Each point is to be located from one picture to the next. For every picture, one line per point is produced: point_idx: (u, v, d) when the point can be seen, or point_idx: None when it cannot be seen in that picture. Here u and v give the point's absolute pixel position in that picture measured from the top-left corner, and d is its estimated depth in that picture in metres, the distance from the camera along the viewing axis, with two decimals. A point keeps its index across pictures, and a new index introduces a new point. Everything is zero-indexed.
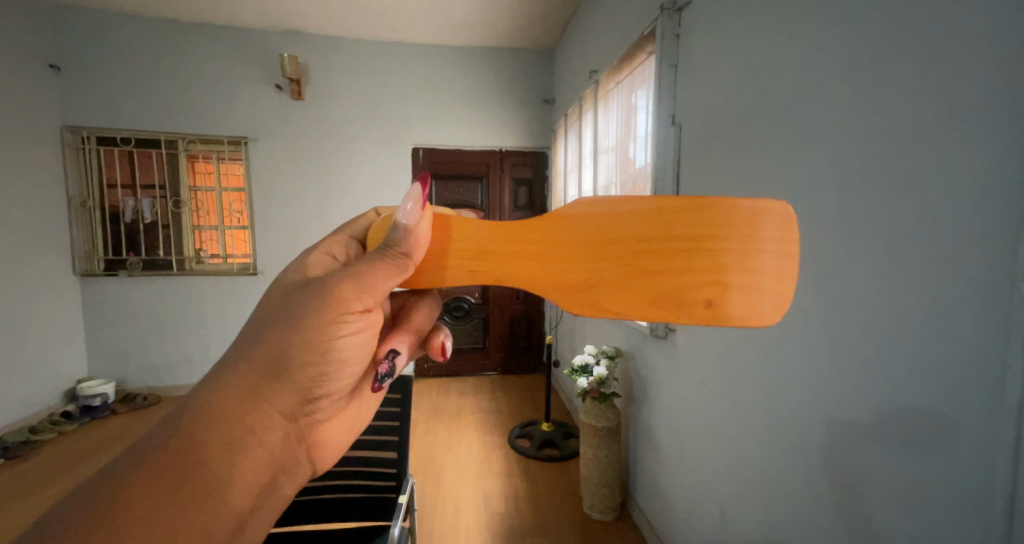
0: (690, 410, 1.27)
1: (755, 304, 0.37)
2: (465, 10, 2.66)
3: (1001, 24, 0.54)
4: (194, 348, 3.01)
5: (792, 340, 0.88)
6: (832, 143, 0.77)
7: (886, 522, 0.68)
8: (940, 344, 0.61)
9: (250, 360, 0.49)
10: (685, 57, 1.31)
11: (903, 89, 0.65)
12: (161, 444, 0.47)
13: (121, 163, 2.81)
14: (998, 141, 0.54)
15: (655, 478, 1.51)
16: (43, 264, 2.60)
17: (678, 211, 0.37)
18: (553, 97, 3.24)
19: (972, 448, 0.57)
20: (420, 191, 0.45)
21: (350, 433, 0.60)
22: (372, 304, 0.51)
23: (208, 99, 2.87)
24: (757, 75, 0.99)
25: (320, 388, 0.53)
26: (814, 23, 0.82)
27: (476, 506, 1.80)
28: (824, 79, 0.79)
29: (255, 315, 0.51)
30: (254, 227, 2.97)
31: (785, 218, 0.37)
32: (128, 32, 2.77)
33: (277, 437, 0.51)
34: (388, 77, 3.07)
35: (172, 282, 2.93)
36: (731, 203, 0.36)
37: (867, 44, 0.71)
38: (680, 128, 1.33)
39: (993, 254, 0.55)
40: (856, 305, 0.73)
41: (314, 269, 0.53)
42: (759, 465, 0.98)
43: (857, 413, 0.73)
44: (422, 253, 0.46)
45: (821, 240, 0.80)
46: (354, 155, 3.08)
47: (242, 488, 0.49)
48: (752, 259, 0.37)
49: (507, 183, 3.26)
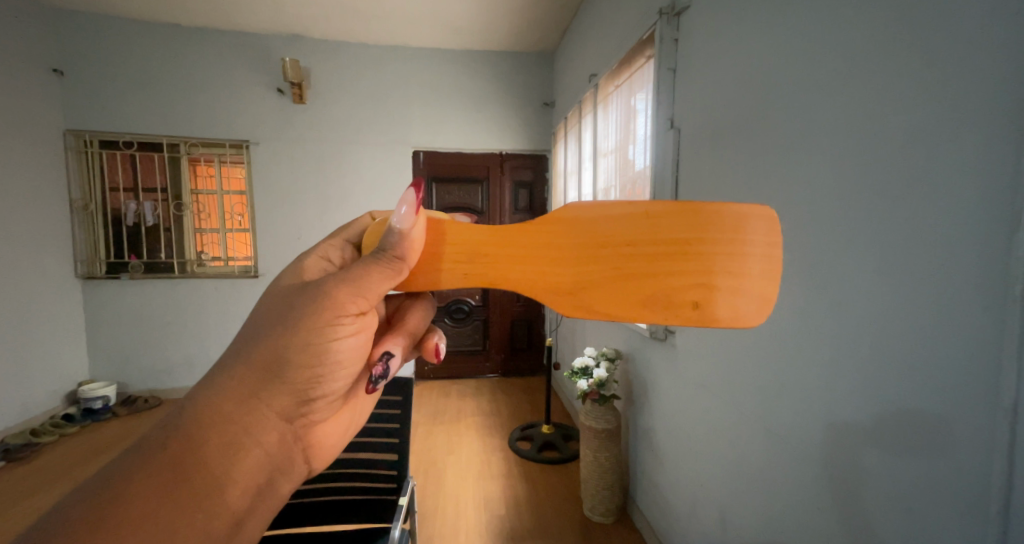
0: (690, 412, 1.27)
1: (740, 307, 0.38)
2: (465, 15, 2.68)
3: (995, 32, 0.55)
4: (195, 350, 3.02)
5: (791, 342, 0.88)
6: (829, 146, 0.78)
7: (884, 523, 0.68)
8: (936, 345, 0.61)
9: (248, 362, 0.50)
10: (683, 60, 1.32)
11: (900, 94, 0.65)
12: (160, 444, 0.48)
13: (123, 166, 2.83)
14: (995, 147, 0.55)
15: (655, 480, 1.51)
16: (46, 266, 2.61)
17: (667, 216, 0.39)
18: (553, 100, 3.25)
19: (966, 448, 0.58)
20: (414, 194, 0.45)
21: (345, 434, 0.61)
22: (367, 307, 0.51)
23: (209, 102, 2.89)
24: (754, 78, 1.00)
25: (317, 390, 0.54)
26: (810, 28, 0.83)
27: (476, 508, 1.80)
28: (821, 84, 0.80)
29: (253, 318, 0.52)
30: (255, 229, 2.98)
31: (769, 222, 0.38)
32: (130, 37, 2.79)
33: (273, 438, 0.52)
34: (388, 80, 3.09)
35: (173, 284, 2.94)
36: (717, 208, 0.37)
37: (864, 49, 0.71)
38: (679, 131, 1.34)
39: (989, 257, 0.56)
40: (855, 306, 0.73)
41: (310, 273, 0.54)
42: (759, 467, 0.98)
43: (856, 415, 0.73)
44: (416, 256, 0.46)
45: (818, 243, 0.80)
46: (355, 158, 3.09)
47: (239, 487, 0.50)
48: (737, 263, 0.38)
49: (507, 185, 3.27)
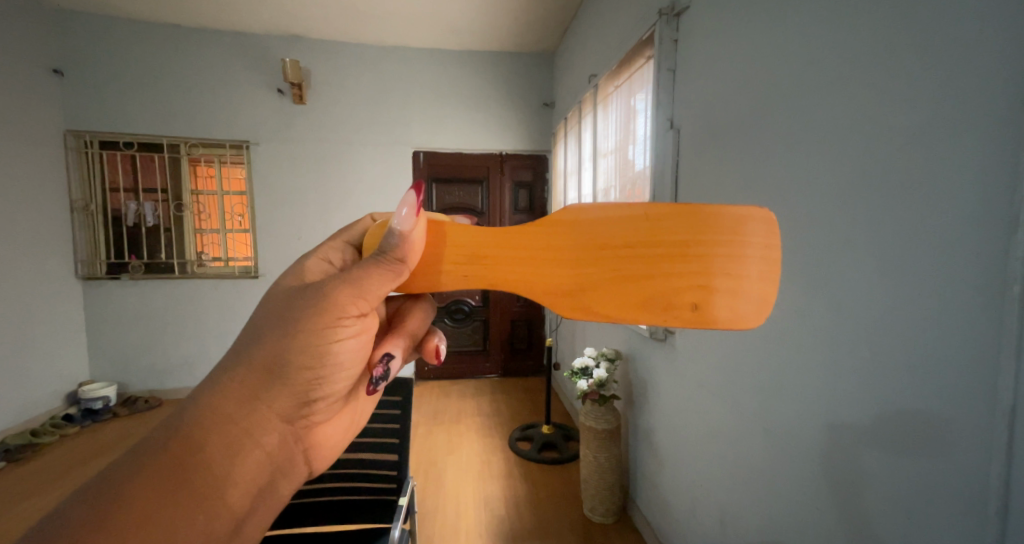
0: (690, 412, 1.27)
1: (739, 309, 0.39)
2: (464, 15, 2.68)
3: (993, 35, 0.55)
4: (195, 351, 3.02)
5: (790, 342, 0.88)
6: (828, 148, 0.78)
7: (883, 523, 0.69)
8: (935, 346, 0.61)
9: (249, 364, 0.50)
10: (683, 61, 1.32)
11: (898, 96, 0.66)
12: (161, 445, 0.48)
13: (123, 167, 2.83)
14: (993, 149, 0.55)
15: (655, 480, 1.51)
16: (46, 267, 2.61)
17: (666, 218, 0.39)
18: (553, 101, 3.25)
19: (965, 449, 0.58)
20: (415, 197, 0.46)
21: (346, 435, 0.61)
22: (368, 309, 0.51)
23: (209, 103, 2.89)
24: (753, 79, 1.00)
25: (318, 391, 0.54)
26: (809, 30, 0.83)
27: (476, 508, 1.80)
28: (820, 85, 0.80)
29: (254, 320, 0.52)
30: (255, 230, 2.98)
31: (768, 224, 0.38)
32: (131, 38, 2.80)
33: (274, 439, 0.52)
34: (388, 80, 3.09)
35: (173, 284, 2.94)
36: (716, 211, 0.38)
37: (862, 51, 0.72)
38: (678, 131, 1.34)
39: (987, 258, 0.56)
40: (854, 307, 0.73)
41: (311, 275, 0.54)
42: (759, 467, 0.98)
43: (855, 415, 0.73)
44: (416, 258, 0.46)
45: (817, 244, 0.81)
46: (355, 158, 3.09)
47: (239, 489, 0.50)
48: (736, 265, 0.38)
49: (507, 185, 3.28)
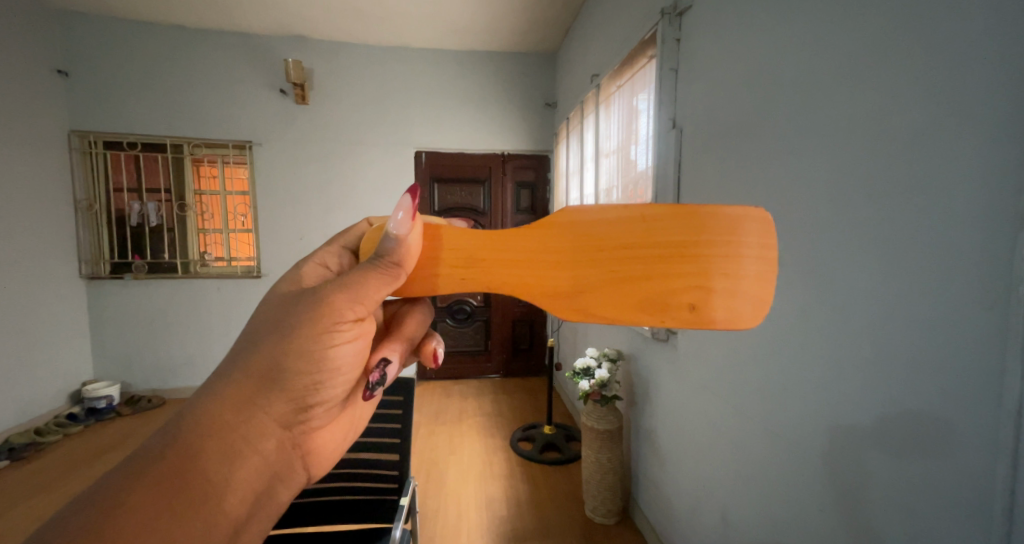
0: (692, 412, 1.26)
1: (736, 308, 0.38)
2: (466, 16, 2.68)
3: (996, 31, 0.54)
4: (198, 350, 3.03)
5: (792, 347, 0.88)
6: (829, 150, 0.78)
7: (887, 523, 0.68)
8: (943, 347, 0.60)
9: (245, 370, 0.50)
10: (684, 59, 1.32)
11: (901, 93, 0.65)
12: (159, 453, 0.48)
13: (128, 167, 2.85)
14: (997, 146, 0.54)
15: (657, 480, 1.50)
16: (51, 266, 2.63)
17: (662, 219, 0.38)
18: (554, 101, 3.26)
19: (971, 448, 0.57)
20: (410, 200, 0.45)
21: (344, 439, 0.61)
22: (365, 313, 0.51)
23: (213, 104, 2.91)
24: (755, 77, 0.99)
25: (315, 396, 0.54)
26: (811, 27, 0.83)
27: (477, 508, 1.80)
28: (823, 85, 0.79)
29: (250, 326, 0.52)
30: (258, 230, 3.00)
31: (764, 224, 0.38)
32: (134, 39, 2.81)
33: (272, 445, 0.52)
34: (389, 80, 3.09)
35: (176, 284, 2.96)
36: (713, 210, 0.37)
37: (866, 49, 0.71)
38: (680, 131, 1.34)
39: (993, 258, 0.55)
40: (858, 308, 0.73)
41: (307, 280, 0.54)
42: (761, 468, 0.98)
43: (858, 417, 0.73)
44: (413, 261, 0.46)
45: (818, 246, 0.80)
46: (356, 159, 3.10)
47: (238, 495, 0.50)
48: (732, 265, 0.38)
49: (508, 185, 3.27)
